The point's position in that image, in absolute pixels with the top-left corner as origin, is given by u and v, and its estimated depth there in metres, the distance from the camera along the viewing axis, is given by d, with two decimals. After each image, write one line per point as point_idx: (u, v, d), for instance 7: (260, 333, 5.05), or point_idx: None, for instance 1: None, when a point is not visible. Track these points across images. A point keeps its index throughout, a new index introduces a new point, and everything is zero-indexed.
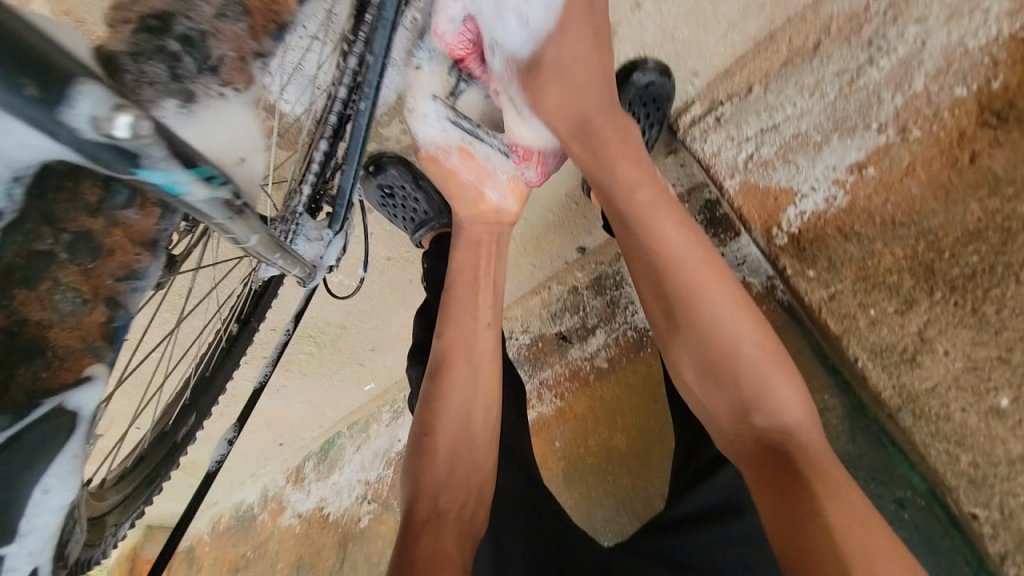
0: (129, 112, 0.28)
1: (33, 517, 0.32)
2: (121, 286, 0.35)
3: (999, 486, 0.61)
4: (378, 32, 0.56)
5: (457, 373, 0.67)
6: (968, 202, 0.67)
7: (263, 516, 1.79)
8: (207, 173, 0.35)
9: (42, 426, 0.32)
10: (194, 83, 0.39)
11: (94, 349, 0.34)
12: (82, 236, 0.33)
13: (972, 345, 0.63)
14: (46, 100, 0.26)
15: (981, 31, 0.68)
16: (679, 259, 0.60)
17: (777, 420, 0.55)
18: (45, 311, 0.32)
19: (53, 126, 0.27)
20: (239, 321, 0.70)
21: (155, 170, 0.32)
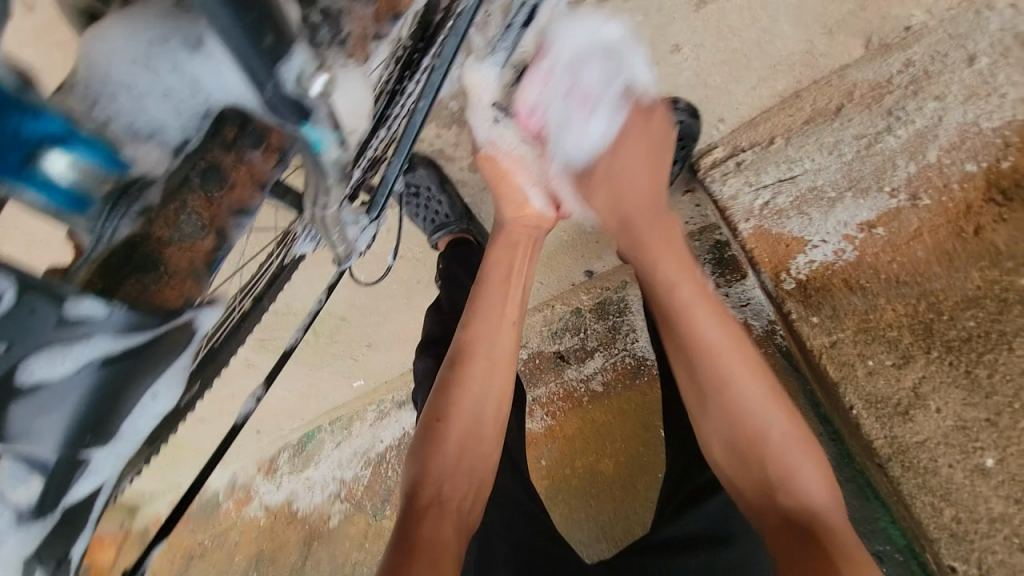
0: (322, 76, 0.37)
1: (136, 417, 0.42)
2: (230, 219, 0.40)
3: (980, 542, 0.62)
4: (449, 41, 0.59)
5: (476, 364, 0.68)
6: (969, 270, 0.70)
7: (229, 504, 1.74)
8: (341, 137, 0.41)
9: (172, 336, 0.41)
10: (328, 49, 0.41)
11: (198, 274, 0.40)
12: (215, 167, 0.38)
13: (963, 405, 0.66)
14: (274, 53, 0.34)
15: (995, 114, 0.73)
16: (714, 346, 0.61)
17: (802, 501, 0.56)
18: (168, 230, 0.37)
19: (265, 78, 0.34)
20: (257, 296, 0.70)
21: (315, 127, 0.38)
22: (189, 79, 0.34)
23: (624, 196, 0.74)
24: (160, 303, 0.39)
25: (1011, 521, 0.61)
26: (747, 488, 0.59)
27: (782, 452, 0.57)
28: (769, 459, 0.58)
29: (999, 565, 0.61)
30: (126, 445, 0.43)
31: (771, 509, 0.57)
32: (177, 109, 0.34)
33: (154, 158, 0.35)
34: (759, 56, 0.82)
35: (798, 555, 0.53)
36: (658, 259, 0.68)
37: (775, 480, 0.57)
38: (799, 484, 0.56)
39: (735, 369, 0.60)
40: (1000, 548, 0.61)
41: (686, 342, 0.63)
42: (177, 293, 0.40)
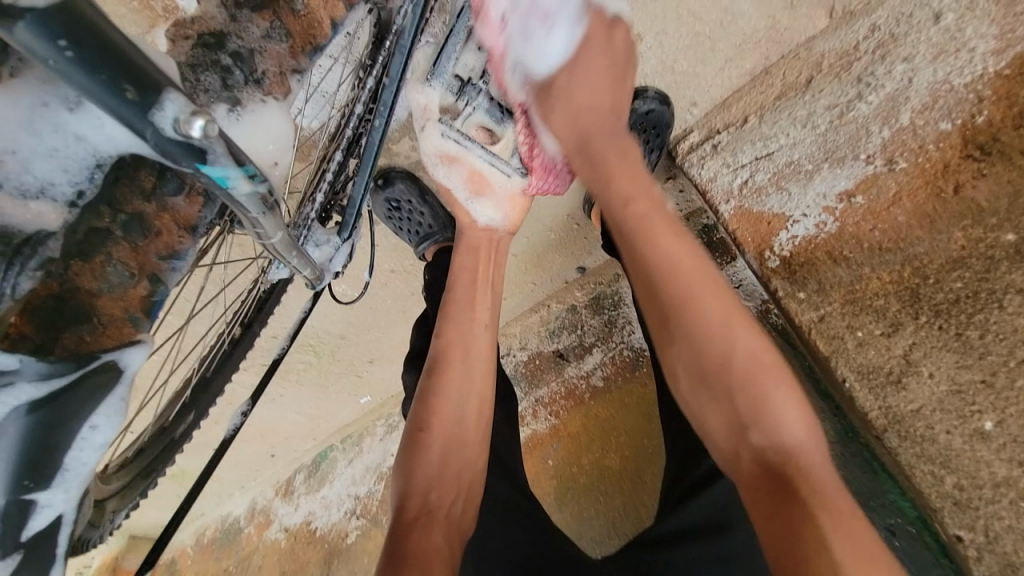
0: (202, 118, 0.32)
1: (76, 453, 0.42)
2: (163, 263, 0.42)
3: (984, 508, 0.61)
4: (395, 57, 0.59)
5: (453, 372, 0.70)
6: (952, 230, 0.69)
7: (249, 530, 1.76)
8: (252, 171, 0.38)
9: (95, 378, 0.40)
10: (241, 91, 0.42)
11: (134, 318, 0.42)
12: (137, 217, 0.38)
13: (957, 368, 0.64)
14: (141, 104, 0.31)
15: (965, 69, 0.71)
16: (683, 265, 0.59)
17: (778, 442, 0.53)
18: (96, 282, 0.38)
19: (142, 126, 0.31)
20: (242, 325, 0.73)
21: (215, 166, 0.35)
22: (73, 135, 0.34)
23: (582, 123, 0.66)
24: (88, 356, 0.40)
25: (1017, 484, 0.60)
26: (715, 424, 0.57)
27: (750, 373, 0.55)
28: (738, 390, 0.55)
29: (1006, 531, 0.60)
30: (76, 478, 0.42)
31: (746, 451, 0.54)
32: (62, 166, 0.34)
33: (48, 213, 0.35)
34: (723, 35, 0.82)
35: (783, 519, 0.49)
36: (654, 237, 0.61)
37: (749, 416, 0.54)
38: (779, 427, 0.53)
39: (707, 303, 0.58)
40: (1005, 514, 0.60)
41: (659, 286, 0.60)
42: (116, 338, 0.41)
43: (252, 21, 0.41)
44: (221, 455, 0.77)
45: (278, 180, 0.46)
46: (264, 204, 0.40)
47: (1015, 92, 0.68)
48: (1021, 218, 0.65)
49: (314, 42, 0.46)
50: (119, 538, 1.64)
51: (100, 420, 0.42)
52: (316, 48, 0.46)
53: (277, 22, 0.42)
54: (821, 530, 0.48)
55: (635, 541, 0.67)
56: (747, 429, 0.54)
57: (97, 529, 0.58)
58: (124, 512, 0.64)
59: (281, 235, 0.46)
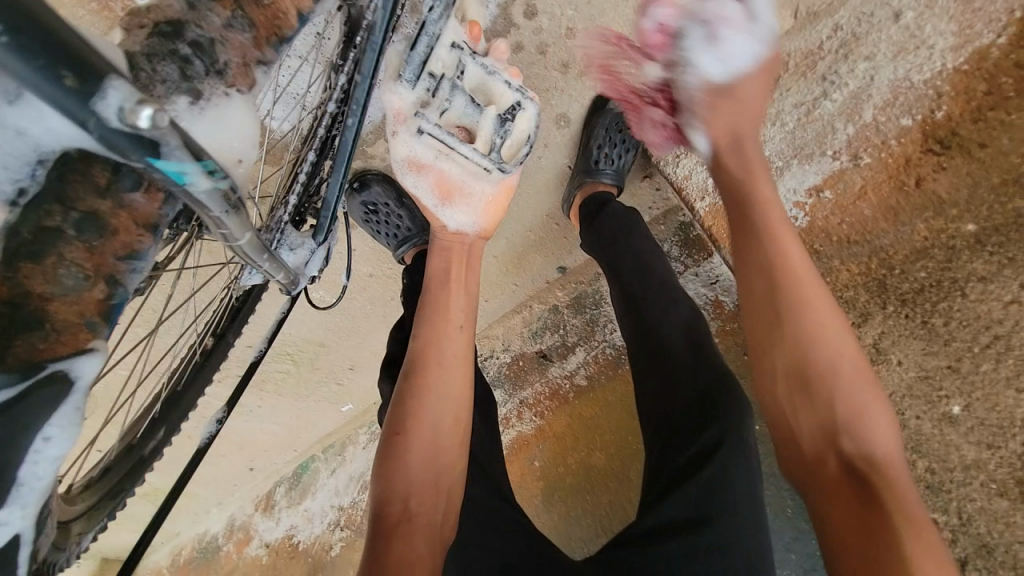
0: (151, 107, 0.29)
1: (31, 466, 0.34)
2: (123, 264, 0.37)
3: (957, 491, 0.62)
4: (366, 55, 0.56)
5: (430, 375, 0.68)
6: (915, 222, 0.71)
7: (228, 547, 1.70)
8: (212, 167, 0.36)
9: (44, 391, 0.34)
10: (203, 82, 0.39)
11: (92, 324, 0.36)
12: (90, 217, 0.33)
13: (924, 355, 0.66)
14: (82, 92, 0.28)
15: (925, 67, 0.74)
16: (776, 264, 0.59)
17: (865, 450, 0.52)
18: (48, 284, 0.33)
19: (84, 117, 0.28)
20: (214, 335, 0.71)
21: (170, 161, 0.33)
22: (12, 129, 0.30)
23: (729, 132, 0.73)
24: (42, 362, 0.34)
25: (986, 467, 0.61)
26: (777, 386, 0.57)
27: (820, 338, 0.55)
28: (836, 391, 0.54)
29: (979, 512, 0.61)
30: (33, 494, 0.35)
31: (833, 457, 0.53)
32: (1, 164, 0.30)
33: None
34: None
35: (854, 513, 0.49)
36: (774, 237, 0.60)
37: (844, 421, 0.53)
38: (872, 436, 0.53)
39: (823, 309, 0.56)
40: (977, 496, 0.61)
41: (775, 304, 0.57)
42: (72, 344, 0.35)
43: (212, 9, 0.39)
44: (193, 466, 0.75)
45: (241, 178, 0.44)
46: (226, 202, 0.39)
47: (973, 86, 0.71)
48: (979, 208, 0.67)
49: (281, 34, 0.42)
50: (88, 564, 1.57)
51: (56, 430, 0.35)
52: (281, 39, 0.43)
53: (239, 11, 0.39)
54: (909, 540, 0.47)
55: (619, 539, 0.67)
56: (783, 426, 0.57)
57: (64, 553, 0.52)
58: (90, 536, 0.58)
59: (249, 237, 0.44)
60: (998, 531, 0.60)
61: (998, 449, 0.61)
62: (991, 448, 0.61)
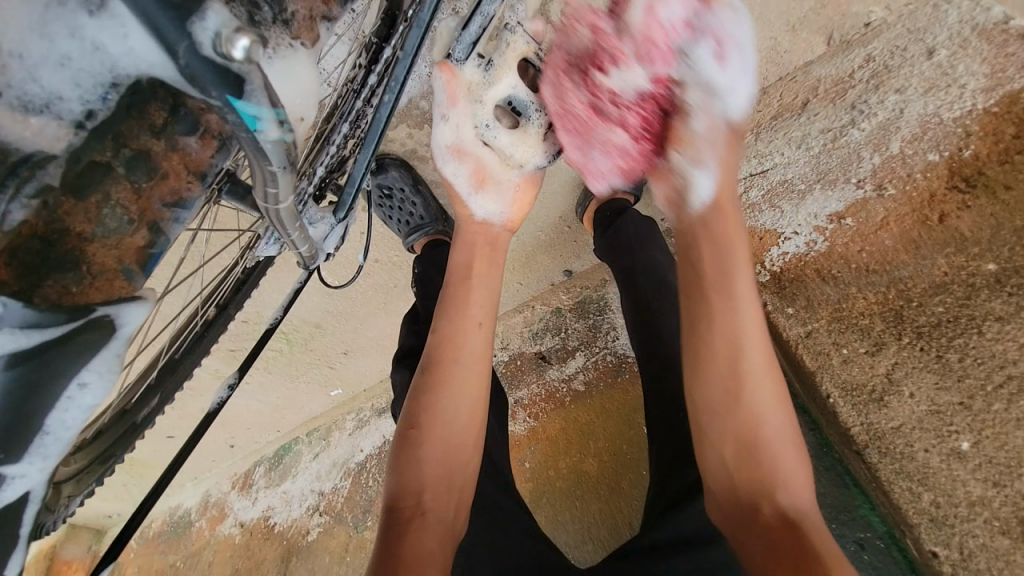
0: (247, 38, 0.30)
1: (61, 412, 0.39)
2: (166, 211, 0.39)
3: (959, 526, 0.62)
4: (412, 31, 0.57)
5: (449, 372, 0.67)
6: (936, 257, 0.71)
7: (201, 523, 1.67)
8: (284, 117, 0.35)
9: (92, 334, 0.38)
10: (269, 30, 0.38)
11: (128, 271, 0.39)
12: (142, 155, 0.36)
13: (936, 390, 0.66)
14: (181, 8, 0.30)
15: (955, 104, 0.74)
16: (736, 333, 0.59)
17: (790, 504, 0.55)
18: (90, 224, 0.35)
19: (178, 36, 0.30)
20: (217, 306, 0.69)
21: (248, 103, 0.32)
22: (92, 43, 0.31)
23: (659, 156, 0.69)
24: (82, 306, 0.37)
25: (991, 505, 0.60)
26: (740, 473, 0.57)
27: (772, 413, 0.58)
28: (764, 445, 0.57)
29: (980, 549, 0.60)
30: (55, 446, 0.40)
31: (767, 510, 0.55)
32: (74, 79, 0.32)
33: (53, 133, 0.33)
34: None
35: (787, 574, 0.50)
36: (733, 290, 0.60)
37: (772, 473, 0.56)
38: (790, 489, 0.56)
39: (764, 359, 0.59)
40: (980, 532, 0.60)
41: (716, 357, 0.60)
42: (105, 292, 0.38)
43: None
44: (202, 435, 0.71)
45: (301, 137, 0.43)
46: (286, 157, 0.38)
47: (1001, 128, 0.72)
48: (1001, 249, 0.67)
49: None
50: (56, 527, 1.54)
51: (93, 377, 0.40)
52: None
53: None
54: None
55: (623, 549, 0.67)
56: (722, 482, 0.59)
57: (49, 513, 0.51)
58: (79, 498, 0.58)
59: (288, 200, 0.42)
60: (997, 569, 0.59)
61: (1005, 488, 0.60)
62: (997, 487, 0.60)
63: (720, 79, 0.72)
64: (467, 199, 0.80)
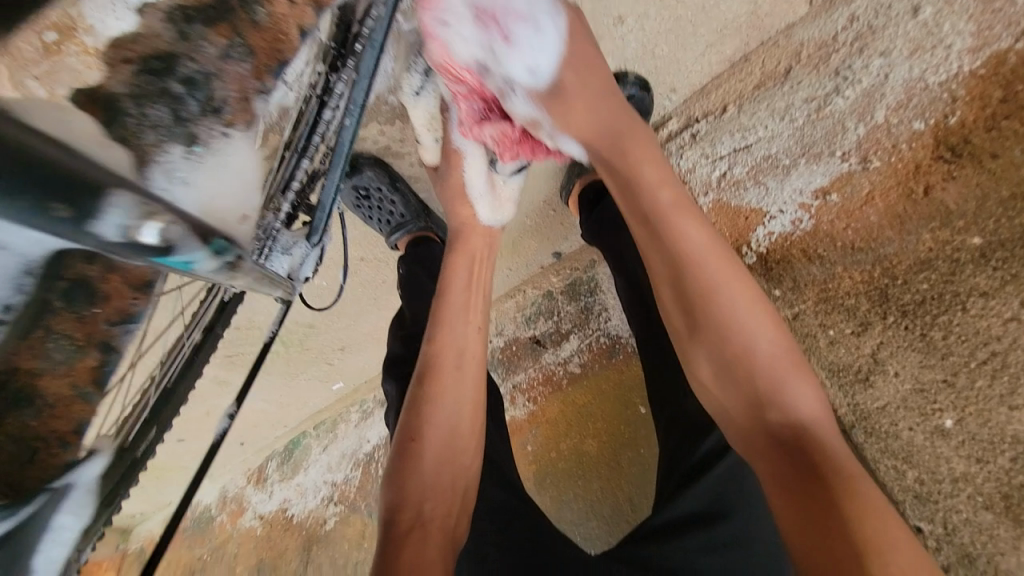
0: (157, 222, 0.32)
1: (47, 554, 0.36)
2: (115, 328, 0.38)
3: (943, 502, 0.64)
4: (368, 53, 0.58)
5: (445, 377, 0.70)
6: (921, 232, 0.70)
7: (222, 518, 1.73)
8: (219, 246, 0.38)
9: (50, 500, 0.36)
10: (198, 124, 0.41)
11: (84, 395, 0.38)
12: (80, 283, 0.35)
13: (920, 368, 0.67)
14: (77, 216, 0.29)
15: (942, 67, 0.71)
16: (701, 264, 0.59)
17: (794, 421, 0.52)
18: (37, 359, 0.34)
19: (80, 236, 0.30)
20: (203, 329, 0.68)
21: (176, 256, 0.35)
22: None
23: (605, 118, 0.69)
24: (37, 436, 0.36)
25: (974, 480, 0.63)
26: (737, 419, 0.55)
27: (775, 373, 0.55)
28: (769, 383, 0.54)
29: (963, 523, 0.63)
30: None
31: (762, 429, 0.53)
32: None
33: None
34: (705, 21, 0.79)
35: (813, 515, 0.47)
36: (677, 230, 0.61)
37: (766, 394, 0.54)
38: (793, 402, 0.53)
39: (725, 291, 0.58)
40: (963, 507, 0.63)
41: (695, 293, 0.59)
42: (66, 418, 0.37)
43: (207, 38, 0.40)
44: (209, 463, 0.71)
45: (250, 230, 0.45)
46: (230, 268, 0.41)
47: (988, 92, 0.69)
48: (987, 221, 0.66)
49: (282, 57, 0.45)
50: None
51: (70, 517, 0.37)
52: (282, 63, 0.45)
53: (238, 40, 0.42)
54: (854, 500, 0.47)
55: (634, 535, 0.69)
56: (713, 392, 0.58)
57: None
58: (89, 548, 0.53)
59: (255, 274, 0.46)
60: (980, 541, 0.62)
61: (987, 463, 0.62)
62: (980, 462, 0.63)
63: (531, 54, 0.70)
64: (475, 200, 0.85)
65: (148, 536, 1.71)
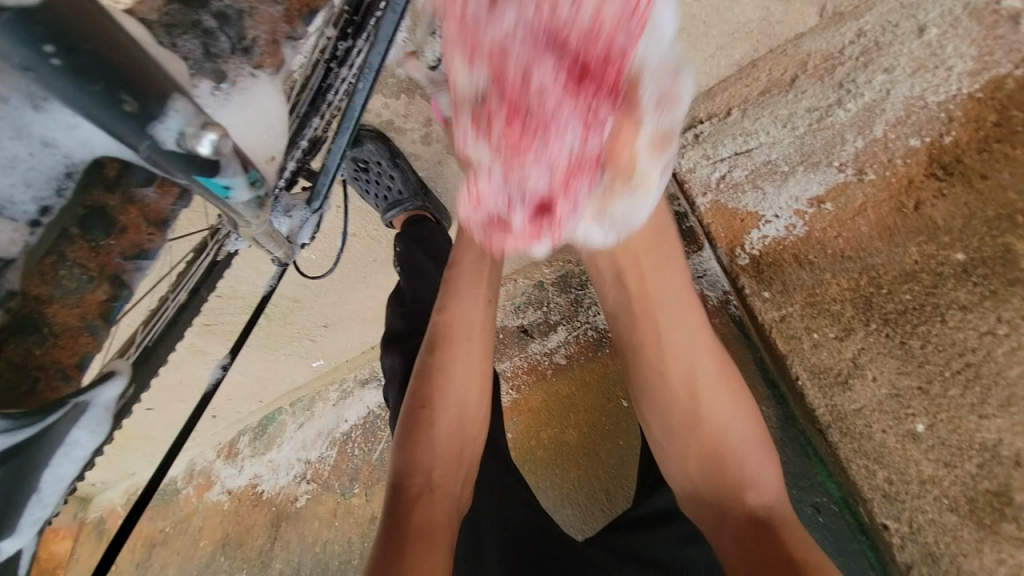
0: (213, 133, 0.36)
1: (55, 469, 0.42)
2: (128, 263, 0.46)
3: (910, 502, 0.67)
4: (387, 17, 0.56)
5: (458, 348, 0.69)
6: (908, 245, 0.72)
7: (188, 491, 1.69)
8: (254, 177, 0.43)
9: (59, 425, 0.41)
10: (228, 61, 0.46)
11: (92, 327, 0.45)
12: (120, 210, 0.39)
13: (897, 375, 0.69)
14: (140, 117, 0.34)
15: (941, 88, 0.74)
16: (694, 363, 0.65)
17: (760, 508, 0.60)
18: (46, 286, 0.42)
19: (140, 137, 0.34)
20: (188, 290, 0.65)
21: (223, 177, 0.39)
22: (71, 140, 0.36)
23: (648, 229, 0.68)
24: (38, 366, 0.42)
25: (940, 482, 0.66)
26: (705, 493, 0.62)
27: (745, 465, 0.62)
28: (736, 465, 0.62)
29: (928, 523, 0.65)
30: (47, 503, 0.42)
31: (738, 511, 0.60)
32: (70, 173, 0.38)
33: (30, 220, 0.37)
34: (718, 21, 0.81)
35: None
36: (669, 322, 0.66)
37: (738, 482, 0.61)
38: (758, 492, 0.61)
39: (715, 389, 0.64)
40: (930, 508, 0.66)
41: (682, 392, 0.64)
42: (71, 349, 0.44)
43: None
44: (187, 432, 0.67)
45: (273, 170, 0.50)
46: (257, 207, 0.46)
47: (983, 115, 0.72)
48: (971, 238, 0.69)
49: None
50: None
51: (83, 434, 0.43)
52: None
53: None
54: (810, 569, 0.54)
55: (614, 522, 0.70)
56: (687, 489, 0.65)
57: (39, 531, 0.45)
58: None
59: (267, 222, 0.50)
60: (944, 542, 0.64)
61: (954, 467, 0.65)
62: (947, 466, 0.65)
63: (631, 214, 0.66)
64: None
65: (108, 506, 1.65)
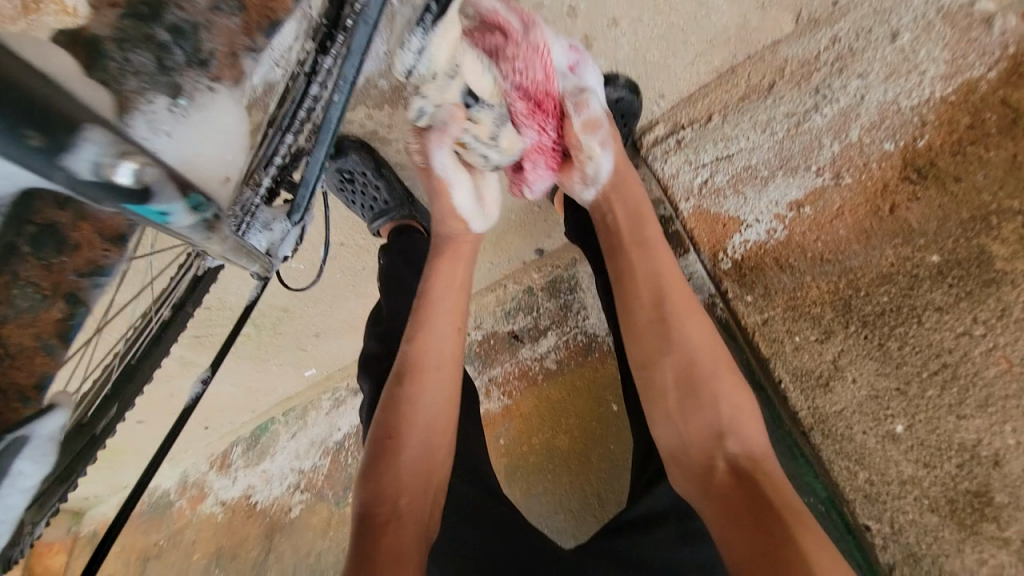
0: (132, 162, 0.31)
1: (4, 499, 0.37)
2: (84, 280, 0.39)
3: (891, 502, 0.68)
4: (360, 28, 0.56)
5: (427, 378, 0.71)
6: (884, 247, 0.74)
7: (181, 503, 1.68)
8: (196, 202, 0.38)
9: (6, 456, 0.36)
10: (183, 75, 0.40)
11: (49, 346, 0.39)
12: (48, 229, 0.36)
13: (875, 376, 0.71)
14: (49, 149, 0.29)
15: (914, 92, 0.76)
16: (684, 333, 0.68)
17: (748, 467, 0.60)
18: (2, 306, 0.35)
19: (52, 170, 0.30)
20: (172, 305, 0.65)
21: (157, 204, 0.35)
22: None
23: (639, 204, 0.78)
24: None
25: (920, 482, 0.67)
26: (701, 471, 0.61)
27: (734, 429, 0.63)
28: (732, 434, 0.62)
29: (909, 524, 0.66)
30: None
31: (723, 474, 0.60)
32: None
33: None
34: (695, 29, 0.82)
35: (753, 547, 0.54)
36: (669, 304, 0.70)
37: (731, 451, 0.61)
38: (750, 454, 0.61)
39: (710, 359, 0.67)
40: (910, 508, 0.67)
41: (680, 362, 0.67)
42: (26, 370, 0.38)
43: None
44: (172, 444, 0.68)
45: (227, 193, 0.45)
46: (205, 229, 0.42)
47: (956, 118, 0.73)
48: (946, 241, 0.70)
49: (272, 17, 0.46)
50: None
51: (30, 464, 0.38)
52: (273, 24, 0.46)
53: None
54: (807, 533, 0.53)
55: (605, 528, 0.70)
56: (680, 465, 0.64)
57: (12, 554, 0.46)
58: (41, 519, 0.55)
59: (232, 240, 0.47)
60: (925, 542, 0.65)
61: (933, 468, 0.66)
62: (926, 467, 0.66)
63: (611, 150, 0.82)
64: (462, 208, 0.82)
65: (101, 520, 1.63)
